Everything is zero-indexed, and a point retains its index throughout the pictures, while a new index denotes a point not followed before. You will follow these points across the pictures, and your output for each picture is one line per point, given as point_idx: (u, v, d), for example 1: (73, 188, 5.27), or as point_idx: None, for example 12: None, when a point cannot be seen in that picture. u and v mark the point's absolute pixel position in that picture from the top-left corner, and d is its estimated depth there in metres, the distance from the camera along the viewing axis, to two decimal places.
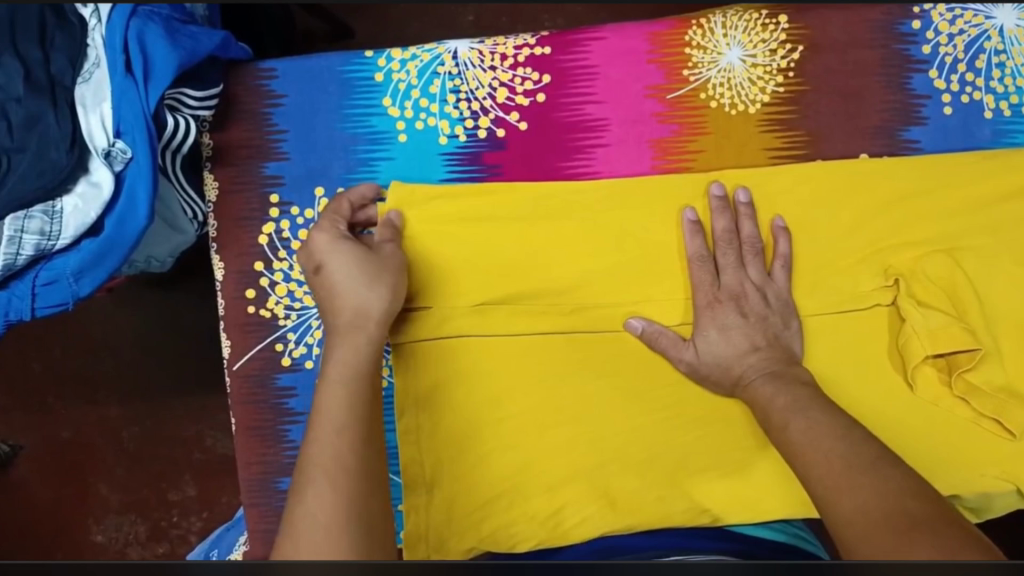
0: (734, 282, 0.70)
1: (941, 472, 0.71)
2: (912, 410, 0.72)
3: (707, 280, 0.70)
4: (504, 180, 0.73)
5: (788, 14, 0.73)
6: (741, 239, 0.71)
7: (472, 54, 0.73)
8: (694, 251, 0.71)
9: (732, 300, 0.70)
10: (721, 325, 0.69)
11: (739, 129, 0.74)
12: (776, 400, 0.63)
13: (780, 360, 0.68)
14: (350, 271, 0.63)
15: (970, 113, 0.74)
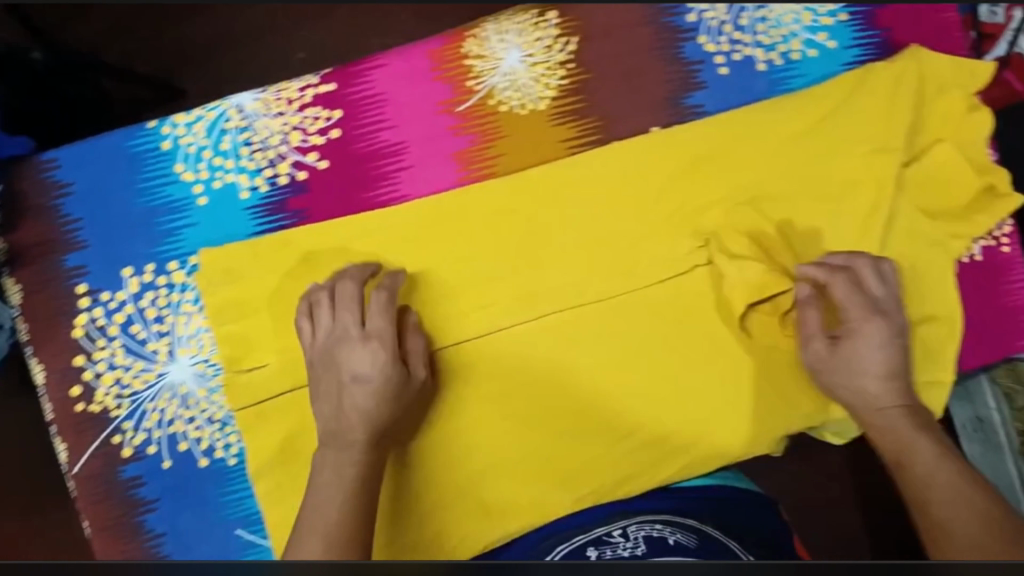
0: (365, 360, 0.68)
1: (793, 409, 0.74)
2: (750, 357, 0.74)
3: (378, 358, 0.68)
4: (313, 223, 0.73)
5: (556, 10, 0.76)
6: (342, 304, 0.69)
7: (257, 104, 0.73)
8: (301, 325, 0.70)
9: (387, 370, 0.67)
10: (880, 343, 0.70)
11: (535, 127, 0.76)
12: (921, 444, 0.66)
13: (915, 387, 0.71)
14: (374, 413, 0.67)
15: (743, 69, 0.78)
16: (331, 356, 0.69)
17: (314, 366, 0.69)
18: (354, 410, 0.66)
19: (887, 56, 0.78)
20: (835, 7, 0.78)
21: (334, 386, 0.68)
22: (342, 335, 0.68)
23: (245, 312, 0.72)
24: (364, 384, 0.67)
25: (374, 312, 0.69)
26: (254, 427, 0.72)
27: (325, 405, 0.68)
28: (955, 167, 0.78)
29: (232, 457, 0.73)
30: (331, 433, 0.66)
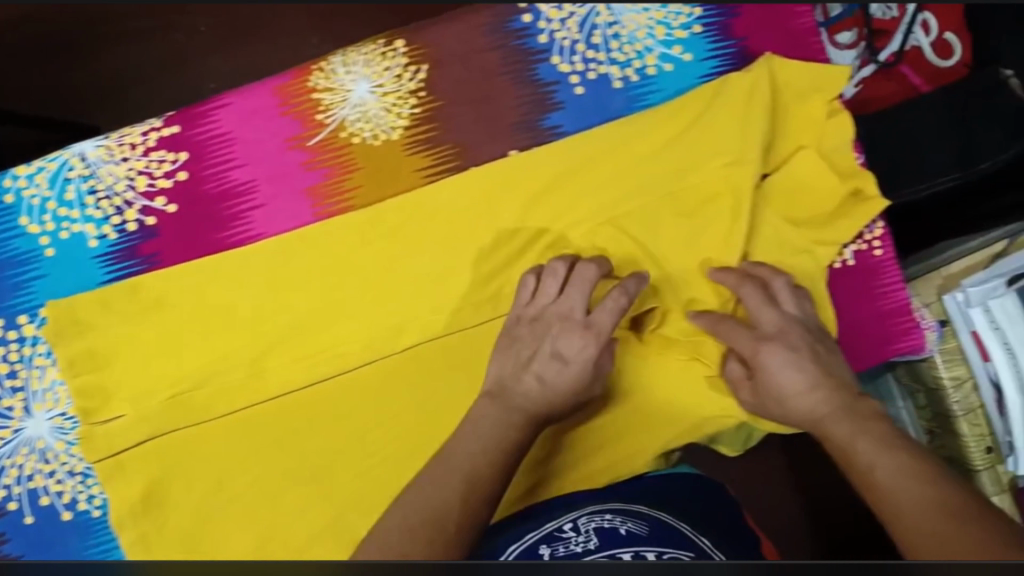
0: (529, 345, 0.72)
1: (667, 422, 0.77)
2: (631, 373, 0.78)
3: (538, 342, 0.71)
4: (165, 267, 0.72)
5: (403, 39, 0.75)
6: (547, 290, 0.72)
7: (100, 152, 0.72)
8: (518, 303, 0.73)
9: (535, 358, 0.71)
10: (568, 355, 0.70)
11: (389, 158, 0.75)
12: (856, 443, 0.66)
13: (842, 385, 0.72)
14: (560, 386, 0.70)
15: (599, 87, 0.77)
16: (514, 336, 0.73)
17: (505, 344, 0.73)
18: (523, 394, 0.69)
19: (745, 66, 0.78)
20: (688, 20, 0.78)
21: (521, 361, 0.71)
22: (523, 318, 0.73)
23: (101, 363, 0.72)
24: (536, 374, 0.70)
25: (552, 299, 0.72)
26: (115, 478, 0.72)
27: (502, 367, 0.71)
28: (817, 173, 0.79)
29: (96, 509, 0.72)
30: (489, 403, 0.69)
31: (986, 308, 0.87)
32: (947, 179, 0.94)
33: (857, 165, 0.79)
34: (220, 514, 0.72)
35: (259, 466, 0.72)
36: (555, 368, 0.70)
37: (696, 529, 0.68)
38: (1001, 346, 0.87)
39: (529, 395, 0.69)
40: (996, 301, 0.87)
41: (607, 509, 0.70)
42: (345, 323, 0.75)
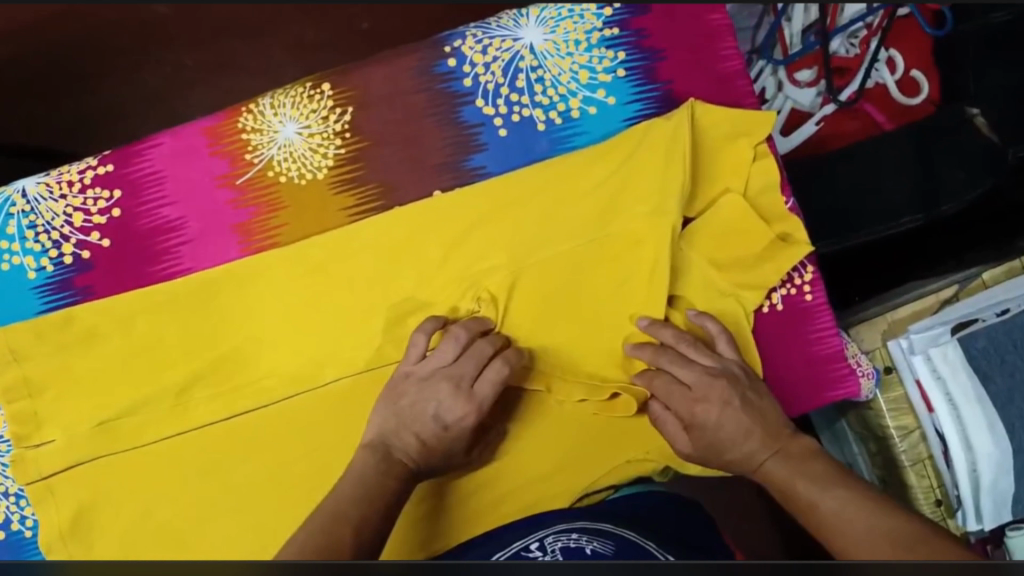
0: (413, 400, 0.72)
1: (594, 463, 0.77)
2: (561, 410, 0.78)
3: (420, 403, 0.72)
4: (98, 299, 0.76)
5: (330, 82, 0.78)
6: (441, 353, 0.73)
7: (40, 188, 0.76)
8: (408, 357, 0.74)
9: (414, 418, 0.71)
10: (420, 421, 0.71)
11: (315, 197, 0.77)
12: (798, 483, 0.67)
13: (772, 425, 0.72)
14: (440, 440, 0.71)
15: (523, 130, 0.79)
16: (399, 391, 0.73)
17: (388, 396, 0.73)
18: (408, 443, 0.71)
19: (668, 110, 0.79)
20: (612, 63, 0.79)
21: (402, 417, 0.72)
22: (413, 375, 0.73)
23: (34, 390, 0.75)
24: (417, 431, 0.71)
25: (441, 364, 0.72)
26: (45, 501, 0.74)
27: (383, 419, 0.72)
28: (744, 217, 0.78)
29: (28, 529, 0.75)
30: (370, 453, 0.70)
31: (927, 356, 0.85)
32: (910, 219, 0.91)
33: (785, 209, 0.80)
34: (143, 541, 0.74)
35: (182, 493, 0.74)
36: (432, 423, 0.71)
37: (662, 544, 0.66)
38: (943, 396, 0.85)
39: (413, 447, 0.71)
40: (938, 350, 0.84)
41: (573, 528, 0.68)
42: (269, 357, 0.77)
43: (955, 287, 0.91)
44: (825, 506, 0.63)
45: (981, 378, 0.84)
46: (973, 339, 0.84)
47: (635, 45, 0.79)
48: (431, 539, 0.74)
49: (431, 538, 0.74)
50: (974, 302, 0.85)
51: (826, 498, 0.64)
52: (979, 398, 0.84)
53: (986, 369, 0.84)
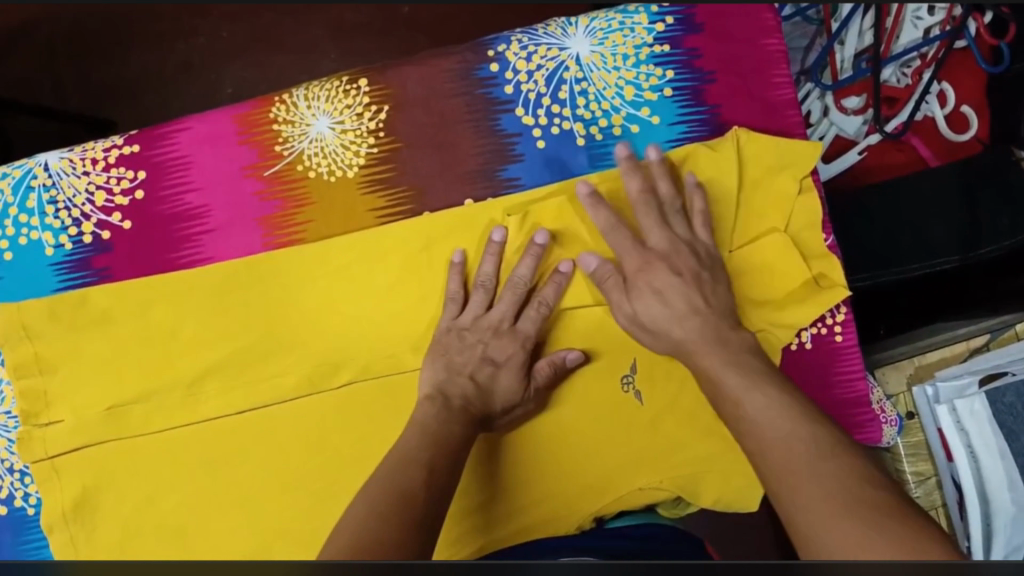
0: (506, 352, 0.73)
1: (634, 472, 0.75)
2: (595, 412, 0.76)
3: (511, 350, 0.73)
4: (114, 281, 0.74)
5: (367, 78, 0.76)
6: (512, 282, 0.73)
7: (63, 163, 0.74)
8: (451, 290, 0.74)
9: (514, 359, 0.73)
10: (502, 359, 0.73)
11: (342, 195, 0.75)
12: (727, 380, 0.65)
13: (722, 327, 0.70)
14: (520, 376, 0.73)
15: (562, 142, 0.76)
16: (479, 338, 0.74)
17: (449, 335, 0.74)
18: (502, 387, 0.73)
19: (716, 134, 0.76)
20: (660, 82, 0.76)
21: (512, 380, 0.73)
22: (483, 322, 0.74)
23: (45, 368, 0.74)
24: (524, 378, 0.73)
25: (529, 317, 0.74)
26: (50, 482, 0.73)
27: (434, 373, 0.73)
28: (785, 257, 0.75)
29: (32, 507, 0.74)
30: (470, 392, 0.72)
31: (952, 406, 0.82)
32: (945, 261, 0.86)
33: (824, 248, 0.77)
34: (147, 527, 0.73)
35: (187, 484, 0.73)
36: (541, 371, 0.73)
37: None
38: (965, 448, 0.82)
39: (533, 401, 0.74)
40: (963, 401, 0.82)
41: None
42: (284, 354, 0.75)
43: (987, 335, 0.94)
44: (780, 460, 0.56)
45: (1005, 435, 0.80)
46: (1001, 394, 0.80)
47: (685, 65, 0.77)
48: (493, 520, 0.74)
49: (490, 522, 0.74)
50: (1005, 354, 0.85)
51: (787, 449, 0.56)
52: (1001, 453, 0.80)
53: (1012, 427, 0.80)
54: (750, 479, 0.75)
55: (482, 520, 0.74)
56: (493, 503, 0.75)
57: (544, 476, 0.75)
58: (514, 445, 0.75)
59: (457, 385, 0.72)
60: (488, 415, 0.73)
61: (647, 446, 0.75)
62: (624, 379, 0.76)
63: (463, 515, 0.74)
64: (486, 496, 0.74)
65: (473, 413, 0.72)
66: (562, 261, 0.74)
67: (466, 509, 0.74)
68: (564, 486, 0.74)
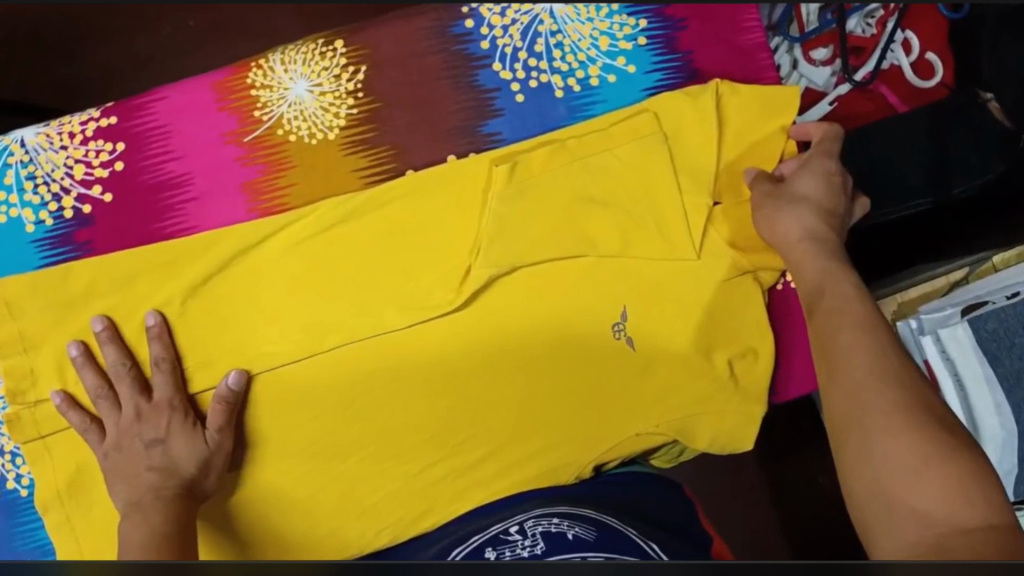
0: (159, 427, 0.70)
1: (629, 418, 0.76)
2: (588, 362, 0.76)
3: (163, 421, 0.71)
4: (96, 255, 0.73)
5: (343, 39, 0.76)
6: (115, 373, 0.71)
7: (40, 139, 0.74)
8: (77, 424, 0.71)
9: (171, 425, 0.71)
10: (148, 443, 0.70)
11: (325, 157, 0.75)
12: (847, 279, 0.68)
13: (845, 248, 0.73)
14: (185, 440, 0.70)
15: (541, 96, 0.77)
16: (133, 436, 0.70)
17: (111, 459, 0.70)
18: (153, 472, 0.69)
19: (691, 81, 0.78)
20: (633, 31, 0.78)
21: (160, 460, 0.70)
22: (120, 426, 0.71)
23: (30, 346, 0.72)
24: (193, 429, 0.71)
25: (159, 383, 0.71)
26: (43, 460, 0.72)
27: (121, 493, 0.69)
28: None
29: (25, 488, 0.73)
30: (155, 478, 0.69)
31: (936, 337, 0.84)
32: (921, 203, 0.88)
33: None
34: None
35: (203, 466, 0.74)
36: (213, 416, 0.71)
37: (645, 533, 0.62)
38: (952, 377, 0.84)
39: (222, 442, 0.71)
40: (948, 331, 0.84)
41: (555, 513, 0.66)
42: (272, 321, 0.74)
43: (966, 269, 0.91)
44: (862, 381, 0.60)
45: (989, 360, 0.83)
46: (983, 321, 0.83)
47: (658, 13, 0.78)
48: (497, 474, 0.76)
49: (494, 476, 0.76)
50: (988, 284, 0.86)
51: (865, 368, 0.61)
52: (987, 378, 0.83)
53: (996, 352, 0.82)
54: (743, 418, 0.76)
55: (481, 475, 0.76)
56: (489, 458, 0.76)
57: (541, 429, 0.76)
58: (509, 399, 0.76)
59: (142, 483, 0.69)
60: (190, 484, 0.69)
61: (643, 392, 0.76)
62: (616, 327, 0.76)
63: (464, 469, 0.76)
64: (486, 451, 0.76)
65: (170, 494, 0.68)
66: (146, 315, 0.72)
67: (465, 465, 0.76)
68: (560, 436, 0.76)
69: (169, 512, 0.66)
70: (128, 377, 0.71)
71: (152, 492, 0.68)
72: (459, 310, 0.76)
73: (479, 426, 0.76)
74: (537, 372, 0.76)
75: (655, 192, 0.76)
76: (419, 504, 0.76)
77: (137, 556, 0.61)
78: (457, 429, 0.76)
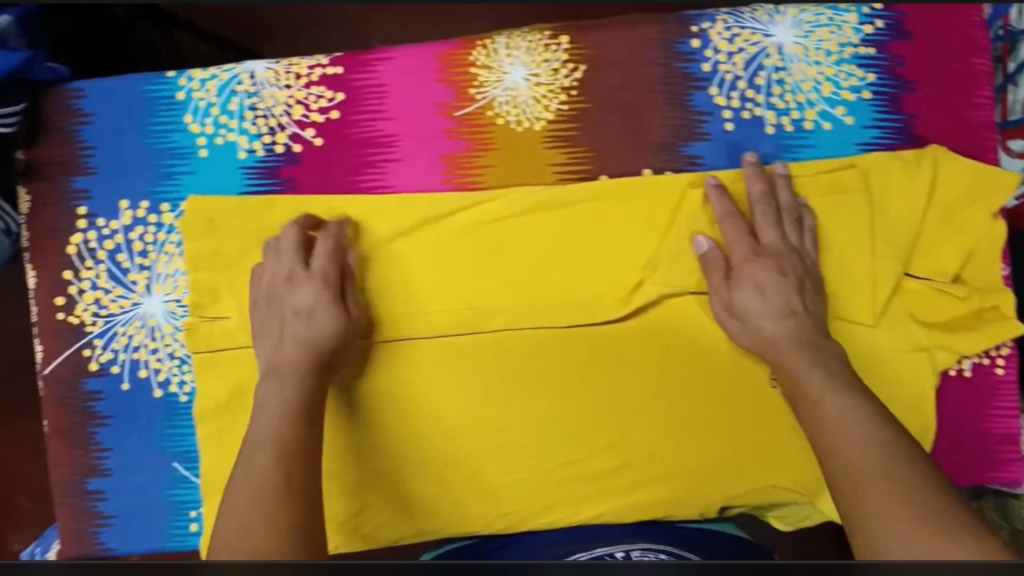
0: (309, 297, 0.71)
1: (768, 467, 0.75)
2: (739, 403, 0.75)
3: (315, 291, 0.71)
4: (299, 194, 0.76)
5: (569, 35, 0.77)
6: (288, 238, 0.73)
7: (268, 74, 0.77)
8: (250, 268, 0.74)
9: (322, 298, 0.71)
10: (297, 310, 0.71)
11: (527, 145, 0.77)
12: (811, 373, 0.68)
13: (813, 330, 0.71)
14: (330, 318, 0.71)
15: (749, 129, 0.76)
16: (285, 297, 0.72)
17: (262, 311, 0.73)
18: (294, 340, 0.70)
19: (907, 145, 0.76)
20: (859, 83, 0.76)
21: (300, 330, 0.71)
22: (275, 283, 0.72)
23: (219, 264, 0.75)
24: (336, 307, 0.71)
25: (319, 253, 0.72)
26: (210, 371, 0.75)
27: (263, 350, 0.71)
28: (926, 300, 0.76)
29: (185, 394, 0.77)
30: (297, 347, 0.70)
31: None
32: None
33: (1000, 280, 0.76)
34: None
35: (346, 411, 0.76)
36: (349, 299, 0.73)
37: None
38: None
39: (355, 324, 0.73)
40: None
41: (661, 549, 0.70)
42: (444, 290, 0.76)
43: None
44: (860, 480, 0.59)
45: None
46: None
47: (888, 71, 0.76)
48: (623, 488, 0.76)
49: (621, 490, 0.76)
50: None
51: (857, 462, 0.61)
52: None
53: None
54: None
55: (610, 486, 0.76)
56: (619, 472, 0.76)
57: (673, 457, 0.76)
58: (653, 419, 0.76)
59: (285, 347, 0.70)
60: (326, 360, 0.71)
61: (788, 445, 0.75)
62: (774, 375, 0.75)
63: (593, 477, 0.76)
64: (619, 463, 0.76)
65: (307, 367, 0.69)
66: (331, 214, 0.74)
67: (595, 472, 0.76)
68: (694, 467, 0.76)
69: (304, 387, 0.68)
70: (292, 242, 0.73)
71: (292, 362, 0.69)
72: (623, 320, 0.76)
73: (617, 437, 0.76)
74: (686, 399, 0.76)
75: (848, 253, 0.75)
76: (544, 498, 0.76)
77: (270, 431, 0.64)
78: (597, 437, 0.76)
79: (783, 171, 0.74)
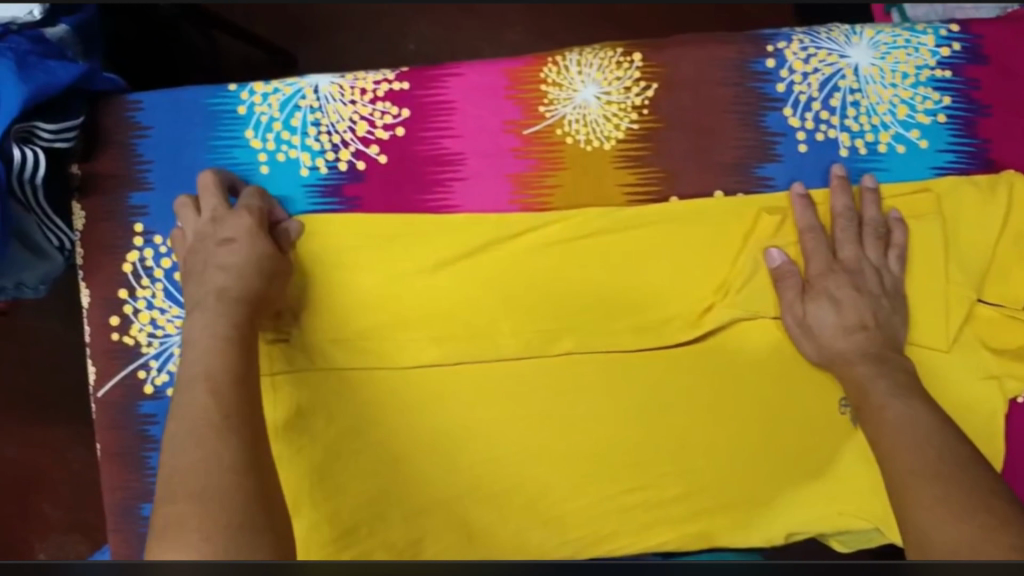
0: (237, 226, 0.68)
1: (837, 494, 0.74)
2: (808, 430, 0.74)
3: (241, 224, 0.68)
4: (362, 213, 0.75)
5: (642, 53, 0.76)
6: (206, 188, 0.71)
7: (333, 88, 0.75)
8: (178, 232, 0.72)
9: (247, 231, 0.68)
10: (221, 243, 0.68)
11: (597, 165, 0.75)
12: (878, 382, 0.66)
13: (887, 346, 0.69)
14: (241, 250, 0.67)
15: (823, 151, 0.75)
16: (207, 236, 0.69)
17: (188, 257, 0.69)
18: (219, 268, 0.66)
19: (981, 170, 0.75)
20: (934, 106, 0.75)
21: (234, 259, 0.67)
22: (201, 225, 0.70)
23: None
24: (252, 237, 0.68)
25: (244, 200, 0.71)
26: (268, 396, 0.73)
27: (193, 289, 0.67)
28: (998, 326, 0.74)
29: None
30: (223, 276, 0.66)
31: None
32: None
33: None
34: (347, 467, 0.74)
35: (408, 436, 0.74)
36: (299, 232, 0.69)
37: None
38: None
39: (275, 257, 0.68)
40: None
41: None
42: (509, 312, 0.74)
43: None
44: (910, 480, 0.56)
45: None
46: None
47: (964, 94, 0.75)
48: (688, 515, 0.74)
49: (685, 518, 0.74)
50: None
51: (911, 464, 0.58)
52: None
53: None
54: None
55: (674, 513, 0.75)
56: (685, 499, 0.75)
57: (739, 484, 0.74)
58: (721, 446, 0.74)
59: (209, 280, 0.66)
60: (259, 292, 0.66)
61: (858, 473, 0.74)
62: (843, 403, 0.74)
63: (658, 504, 0.75)
64: (684, 490, 0.74)
65: (234, 295, 0.64)
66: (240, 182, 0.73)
67: (659, 499, 0.75)
68: (761, 494, 0.74)
69: (233, 316, 0.63)
70: (208, 193, 0.71)
71: (216, 291, 0.65)
72: (691, 344, 0.75)
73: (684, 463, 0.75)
74: (754, 425, 0.74)
75: (922, 278, 0.73)
76: (608, 525, 0.75)
77: (202, 359, 0.58)
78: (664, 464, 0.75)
79: (873, 185, 0.73)
